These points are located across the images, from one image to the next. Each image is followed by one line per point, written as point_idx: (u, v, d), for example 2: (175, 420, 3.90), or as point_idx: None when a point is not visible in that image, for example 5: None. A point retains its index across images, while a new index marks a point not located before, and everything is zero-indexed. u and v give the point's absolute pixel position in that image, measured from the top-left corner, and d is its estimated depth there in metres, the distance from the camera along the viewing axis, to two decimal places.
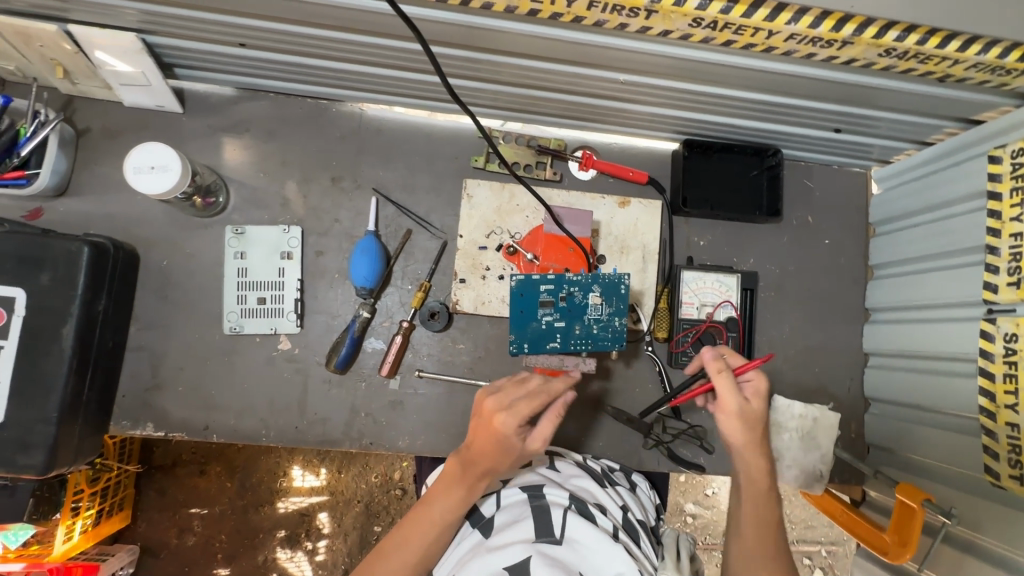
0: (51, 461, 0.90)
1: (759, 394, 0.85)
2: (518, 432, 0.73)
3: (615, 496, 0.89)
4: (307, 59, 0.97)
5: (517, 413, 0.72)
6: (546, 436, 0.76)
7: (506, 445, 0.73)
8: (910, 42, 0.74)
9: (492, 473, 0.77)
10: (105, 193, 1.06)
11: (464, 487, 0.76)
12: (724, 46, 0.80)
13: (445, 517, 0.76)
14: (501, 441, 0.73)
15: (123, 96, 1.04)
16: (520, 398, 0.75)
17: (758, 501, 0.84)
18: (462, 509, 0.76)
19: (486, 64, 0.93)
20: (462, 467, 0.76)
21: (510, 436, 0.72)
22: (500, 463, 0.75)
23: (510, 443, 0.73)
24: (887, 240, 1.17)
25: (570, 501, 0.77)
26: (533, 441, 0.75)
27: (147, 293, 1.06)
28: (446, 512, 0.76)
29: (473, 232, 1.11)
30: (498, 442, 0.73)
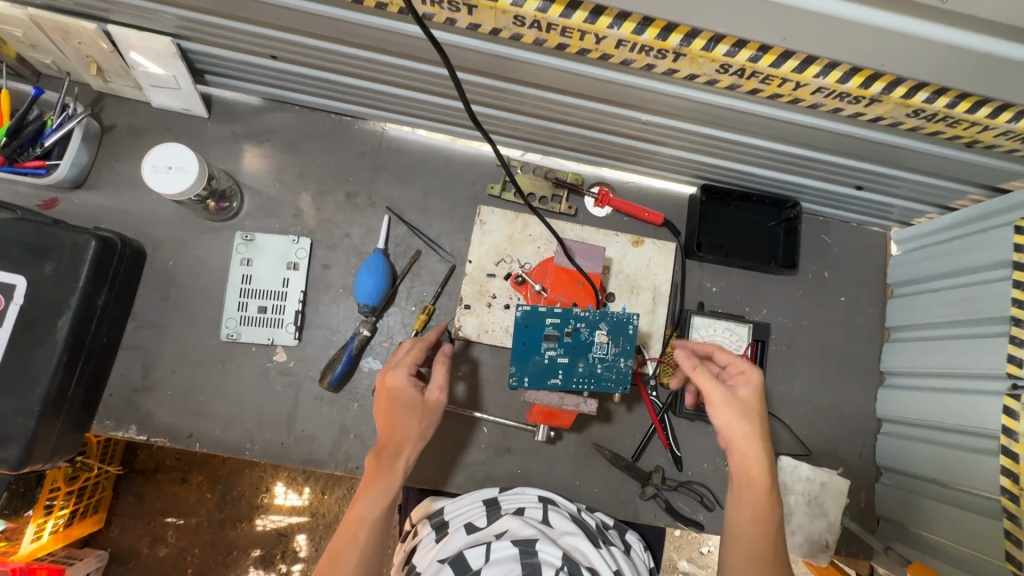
0: (26, 456, 0.87)
1: (751, 384, 0.84)
2: (413, 386, 0.89)
3: (609, 558, 0.84)
4: (336, 75, 0.98)
5: (402, 366, 0.89)
6: (441, 386, 0.91)
7: (399, 399, 0.87)
8: (940, 104, 0.73)
9: (402, 443, 0.87)
10: (122, 190, 1.06)
11: (384, 470, 0.85)
12: (750, 94, 0.79)
13: (378, 504, 0.83)
14: (402, 398, 0.87)
15: (152, 97, 1.06)
16: (403, 356, 0.92)
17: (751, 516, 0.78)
18: (389, 494, 0.84)
19: (511, 94, 0.93)
20: (378, 451, 0.86)
21: (407, 389, 0.88)
22: (409, 427, 0.87)
23: (409, 395, 0.88)
24: (905, 303, 1.14)
25: (562, 563, 0.73)
26: (431, 393, 0.90)
27: (149, 292, 1.04)
28: (377, 497, 0.83)
29: (483, 259, 1.09)
30: (401, 401, 0.87)
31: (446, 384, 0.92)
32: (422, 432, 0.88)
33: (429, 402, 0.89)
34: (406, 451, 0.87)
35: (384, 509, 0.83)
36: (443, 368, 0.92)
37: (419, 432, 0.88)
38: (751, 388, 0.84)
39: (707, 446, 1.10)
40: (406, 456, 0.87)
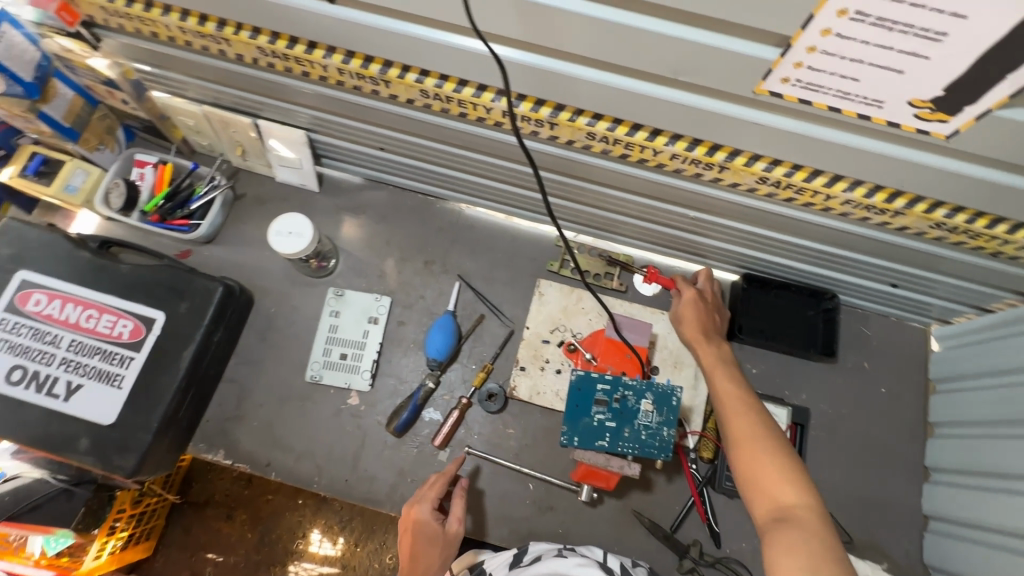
0: (138, 466, 1.01)
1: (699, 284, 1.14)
2: (434, 519, 1.02)
3: None
4: (431, 165, 1.18)
5: (425, 501, 1.02)
6: (459, 518, 1.03)
7: (422, 533, 1.01)
8: (959, 220, 0.83)
9: (424, 574, 1.00)
10: (242, 246, 1.27)
11: None
12: (786, 201, 0.92)
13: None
14: (423, 531, 1.01)
15: (278, 173, 1.29)
16: (426, 490, 1.06)
17: (736, 415, 0.86)
18: None
19: (576, 188, 1.09)
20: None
21: (427, 524, 1.01)
22: (429, 562, 1.00)
23: (429, 528, 1.01)
24: (947, 399, 1.17)
25: None
26: (450, 524, 1.03)
27: (252, 333, 1.22)
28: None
29: (539, 326, 1.22)
30: (422, 535, 1.01)
31: (464, 516, 1.04)
32: (442, 563, 1.00)
33: (448, 533, 1.02)
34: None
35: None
36: (461, 504, 1.05)
37: (439, 564, 1.00)
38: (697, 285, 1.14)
39: (745, 525, 1.12)
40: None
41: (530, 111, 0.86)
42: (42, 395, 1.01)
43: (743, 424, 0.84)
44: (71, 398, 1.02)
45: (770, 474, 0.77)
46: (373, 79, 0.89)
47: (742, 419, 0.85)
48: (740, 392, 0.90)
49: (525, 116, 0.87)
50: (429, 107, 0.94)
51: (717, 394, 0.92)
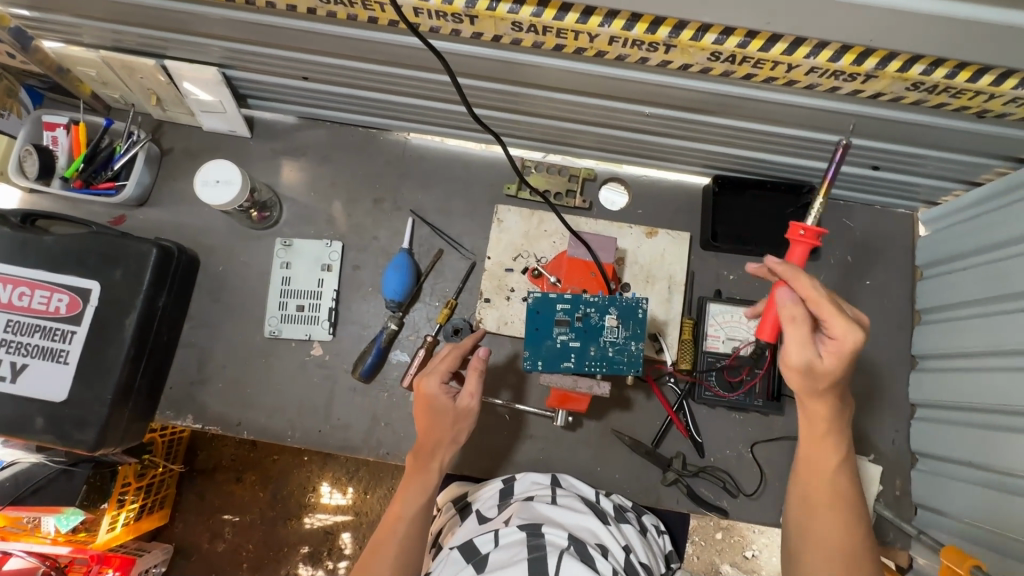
0: (100, 439, 0.98)
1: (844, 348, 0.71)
2: (444, 393, 0.94)
3: (617, 535, 0.88)
4: (361, 91, 1.07)
5: (435, 374, 0.94)
6: (473, 391, 0.95)
7: (434, 407, 0.93)
8: (938, 75, 0.73)
9: (439, 448, 0.94)
10: (179, 205, 1.19)
11: (421, 470, 0.93)
12: (746, 79, 0.81)
13: (416, 499, 0.92)
14: (436, 405, 0.93)
15: (203, 121, 1.18)
16: (436, 364, 0.97)
17: (826, 510, 0.77)
18: (425, 495, 0.92)
19: (521, 97, 0.99)
20: (417, 451, 0.94)
21: (440, 397, 0.93)
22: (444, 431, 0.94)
23: (442, 402, 0.93)
24: (935, 284, 1.11)
25: (568, 544, 0.78)
26: (463, 399, 0.94)
27: (203, 295, 1.16)
28: (414, 493, 0.92)
29: (501, 255, 1.15)
30: (436, 408, 0.93)
31: (478, 391, 0.95)
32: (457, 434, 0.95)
33: (460, 407, 0.94)
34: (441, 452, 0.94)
35: (422, 503, 0.92)
36: (476, 376, 0.95)
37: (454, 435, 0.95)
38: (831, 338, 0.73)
39: (727, 432, 1.10)
40: (444, 453, 0.95)
41: (443, 4, 0.75)
42: None
43: (836, 533, 0.76)
44: (19, 378, 0.98)
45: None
46: None
47: (836, 526, 0.76)
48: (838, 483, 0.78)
49: (439, 10, 0.76)
50: (334, 16, 0.83)
51: (809, 470, 0.80)
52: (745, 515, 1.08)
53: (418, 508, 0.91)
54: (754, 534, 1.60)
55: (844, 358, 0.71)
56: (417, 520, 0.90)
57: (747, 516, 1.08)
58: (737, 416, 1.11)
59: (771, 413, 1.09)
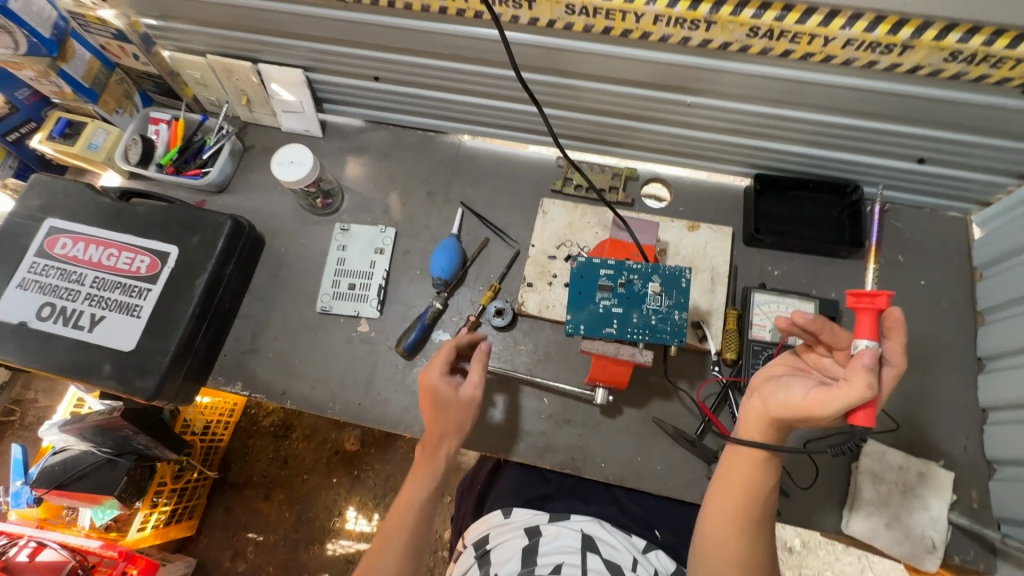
0: (158, 389, 1.03)
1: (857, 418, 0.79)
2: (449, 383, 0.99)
3: None
4: (425, 90, 1.19)
5: (435, 366, 0.98)
6: (478, 382, 0.99)
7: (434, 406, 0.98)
8: (975, 43, 0.76)
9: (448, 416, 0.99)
10: (252, 193, 1.31)
11: (430, 461, 0.98)
12: (783, 57, 0.87)
13: (406, 527, 0.94)
14: (439, 395, 0.97)
15: (283, 121, 1.33)
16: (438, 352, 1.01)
17: (731, 525, 0.82)
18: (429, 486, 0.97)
19: (570, 90, 1.07)
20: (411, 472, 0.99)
21: (443, 387, 0.97)
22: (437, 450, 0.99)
23: (444, 393, 0.97)
24: (997, 282, 1.06)
25: None
26: (466, 390, 0.99)
27: (264, 272, 1.24)
28: (403, 515, 0.95)
29: (545, 243, 1.19)
30: (439, 398, 0.97)
31: (481, 382, 1.00)
32: (451, 439, 0.98)
33: (464, 397, 0.98)
34: (439, 446, 0.98)
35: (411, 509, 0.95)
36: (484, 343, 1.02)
37: (454, 426, 0.98)
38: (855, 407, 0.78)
39: None
40: (434, 471, 0.98)
41: None
42: (69, 327, 1.06)
43: (730, 545, 0.81)
44: (95, 328, 1.06)
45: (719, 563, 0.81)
46: None
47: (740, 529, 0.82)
48: (753, 516, 0.82)
49: None
50: (410, 9, 0.95)
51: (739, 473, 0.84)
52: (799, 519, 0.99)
53: (405, 536, 0.93)
54: None
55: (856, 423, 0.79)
56: (406, 550, 0.92)
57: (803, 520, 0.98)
58: None
59: None
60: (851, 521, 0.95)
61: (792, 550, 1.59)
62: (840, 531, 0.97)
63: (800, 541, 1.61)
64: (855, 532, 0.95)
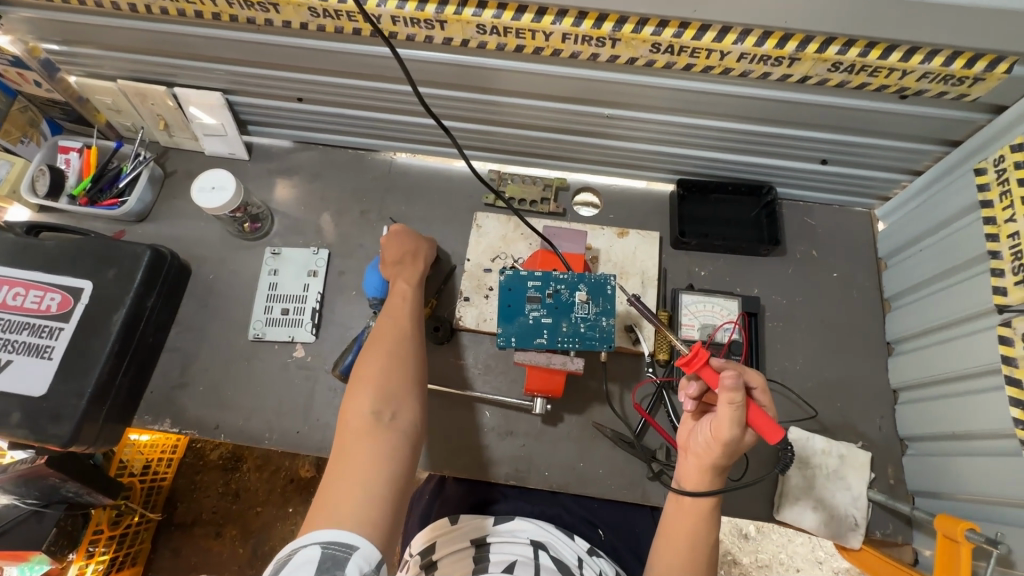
0: (74, 434, 0.98)
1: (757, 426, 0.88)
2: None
3: None
4: (349, 109, 1.18)
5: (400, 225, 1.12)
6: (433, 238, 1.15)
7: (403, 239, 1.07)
8: (852, 55, 0.83)
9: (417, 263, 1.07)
10: (176, 219, 1.27)
11: (406, 269, 1.05)
12: (686, 71, 0.92)
13: (395, 349, 0.94)
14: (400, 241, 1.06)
15: (205, 145, 1.29)
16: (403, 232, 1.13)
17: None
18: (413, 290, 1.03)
19: (493, 106, 1.09)
20: (379, 322, 0.98)
21: (408, 235, 1.08)
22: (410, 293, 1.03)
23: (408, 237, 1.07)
24: (898, 271, 1.15)
25: None
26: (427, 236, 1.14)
27: (192, 301, 1.20)
28: (391, 334, 0.95)
29: (480, 257, 1.20)
30: (406, 242, 1.07)
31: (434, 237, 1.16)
32: (418, 257, 1.07)
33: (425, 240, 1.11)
34: (406, 275, 1.05)
35: (406, 308, 1.00)
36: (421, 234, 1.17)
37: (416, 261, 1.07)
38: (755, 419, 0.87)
39: None
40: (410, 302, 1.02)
41: (416, 10, 0.87)
42: None
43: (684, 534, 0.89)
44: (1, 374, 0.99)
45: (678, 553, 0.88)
46: (261, 5, 0.90)
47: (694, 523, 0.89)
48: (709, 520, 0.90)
49: (413, 17, 0.88)
50: (324, 31, 0.95)
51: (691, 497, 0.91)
52: (736, 510, 1.03)
53: (391, 355, 0.93)
54: None
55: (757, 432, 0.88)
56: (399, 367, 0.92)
57: (737, 510, 1.03)
58: None
59: None
60: (782, 507, 1.00)
61: (747, 535, 1.66)
62: (772, 517, 1.02)
63: (754, 527, 1.67)
64: (785, 518, 1.00)
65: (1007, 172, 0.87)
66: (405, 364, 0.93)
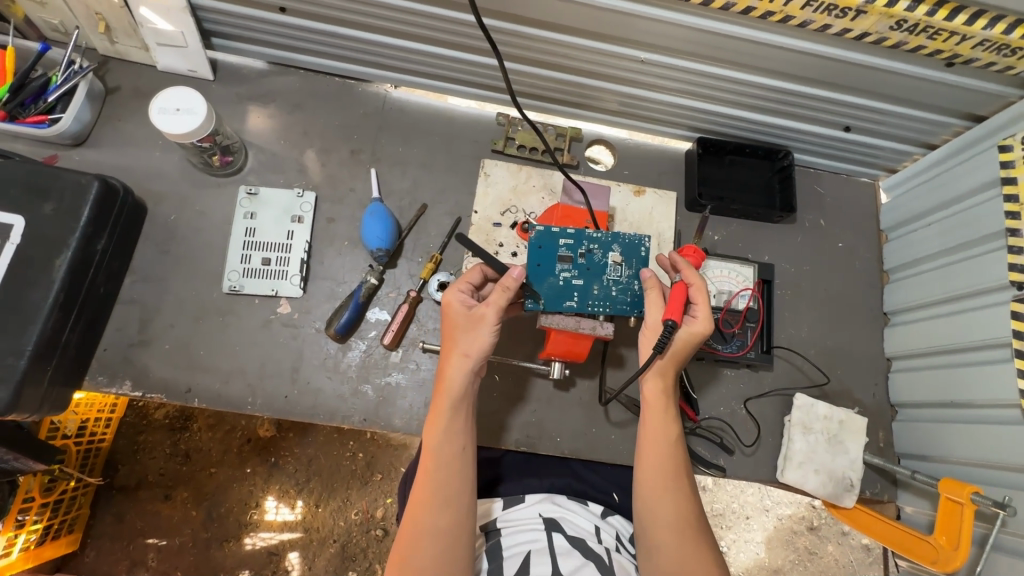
0: (14, 401, 0.81)
1: (693, 330, 0.85)
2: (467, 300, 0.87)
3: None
4: (343, 28, 1.01)
5: (458, 283, 0.88)
6: (496, 307, 0.82)
7: (469, 317, 0.83)
8: (920, 13, 0.77)
9: (481, 342, 0.82)
10: (123, 147, 1.06)
11: (468, 335, 0.83)
12: (744, 15, 0.83)
13: (443, 502, 0.75)
14: (452, 312, 0.85)
15: (158, 57, 1.07)
16: (464, 281, 0.89)
17: (658, 485, 0.81)
18: (477, 366, 0.83)
19: (519, 37, 0.96)
20: (433, 402, 0.82)
21: (459, 303, 0.85)
22: (460, 410, 0.82)
23: (458, 309, 0.84)
24: (901, 243, 1.16)
25: None
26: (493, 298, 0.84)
27: (149, 246, 1.02)
28: (445, 426, 0.81)
29: (488, 209, 1.10)
30: (454, 315, 0.84)
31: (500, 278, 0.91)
32: (467, 346, 0.82)
33: (476, 316, 0.83)
34: (466, 352, 0.82)
35: (456, 440, 0.80)
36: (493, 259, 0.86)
37: (464, 347, 0.83)
38: (691, 322, 0.85)
39: (723, 390, 1.09)
40: (460, 419, 0.82)
41: None
42: None
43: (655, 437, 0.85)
44: None
45: (654, 458, 0.83)
46: None
47: (661, 427, 0.86)
48: (672, 425, 0.86)
49: None
50: None
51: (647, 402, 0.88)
52: (740, 473, 1.06)
53: (448, 444, 0.80)
54: (722, 529, 1.58)
55: (695, 337, 0.85)
56: (450, 528, 0.74)
57: (742, 473, 1.06)
58: (730, 372, 1.10)
59: (760, 367, 1.10)
60: (786, 470, 1.03)
61: None
62: (775, 478, 1.05)
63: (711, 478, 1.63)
64: (789, 480, 1.02)
65: None
66: (464, 455, 0.80)
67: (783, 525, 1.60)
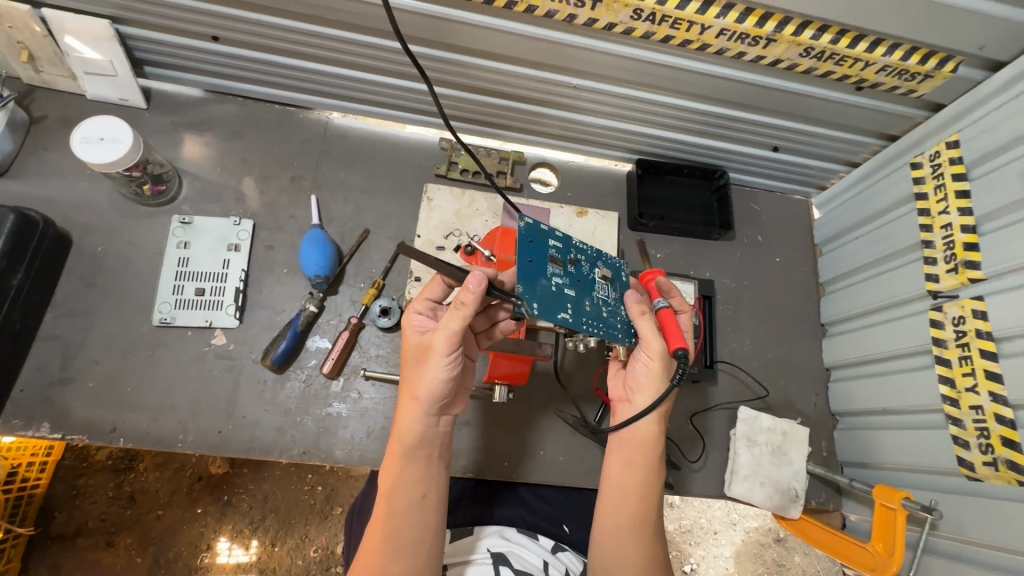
0: None
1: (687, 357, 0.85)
2: (426, 327, 0.81)
3: None
4: (278, 56, 1.01)
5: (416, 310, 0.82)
6: (443, 331, 0.73)
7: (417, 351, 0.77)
8: (825, 41, 0.82)
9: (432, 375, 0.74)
10: (48, 177, 1.02)
11: (416, 373, 0.76)
12: (664, 43, 0.87)
13: (394, 551, 0.69)
14: (409, 343, 0.80)
15: (87, 86, 1.04)
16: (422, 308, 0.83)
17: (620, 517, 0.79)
18: (433, 407, 0.75)
19: (455, 64, 0.98)
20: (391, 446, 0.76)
21: (413, 333, 0.79)
22: (418, 454, 0.75)
23: (412, 339, 0.79)
24: (833, 257, 1.21)
25: None
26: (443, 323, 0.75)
27: (74, 279, 0.98)
28: (401, 471, 0.74)
29: (432, 233, 1.10)
30: (409, 348, 0.79)
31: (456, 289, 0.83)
32: (415, 386, 0.75)
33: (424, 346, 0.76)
34: (416, 389, 0.75)
35: (415, 488, 0.74)
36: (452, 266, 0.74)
37: (414, 387, 0.76)
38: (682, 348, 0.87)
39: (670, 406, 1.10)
40: (420, 464, 0.75)
41: None
42: None
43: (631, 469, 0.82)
44: None
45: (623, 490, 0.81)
46: None
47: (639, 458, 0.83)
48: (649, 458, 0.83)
49: None
50: None
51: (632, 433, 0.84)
52: (689, 489, 1.06)
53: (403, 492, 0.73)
54: (691, 546, 1.58)
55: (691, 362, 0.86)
56: None
57: (691, 489, 1.06)
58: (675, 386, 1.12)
59: (704, 381, 1.12)
60: (733, 484, 1.04)
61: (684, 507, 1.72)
62: (724, 493, 1.06)
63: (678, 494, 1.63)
64: (736, 494, 1.03)
65: (941, 167, 0.93)
66: (423, 501, 0.73)
67: (750, 538, 1.60)
